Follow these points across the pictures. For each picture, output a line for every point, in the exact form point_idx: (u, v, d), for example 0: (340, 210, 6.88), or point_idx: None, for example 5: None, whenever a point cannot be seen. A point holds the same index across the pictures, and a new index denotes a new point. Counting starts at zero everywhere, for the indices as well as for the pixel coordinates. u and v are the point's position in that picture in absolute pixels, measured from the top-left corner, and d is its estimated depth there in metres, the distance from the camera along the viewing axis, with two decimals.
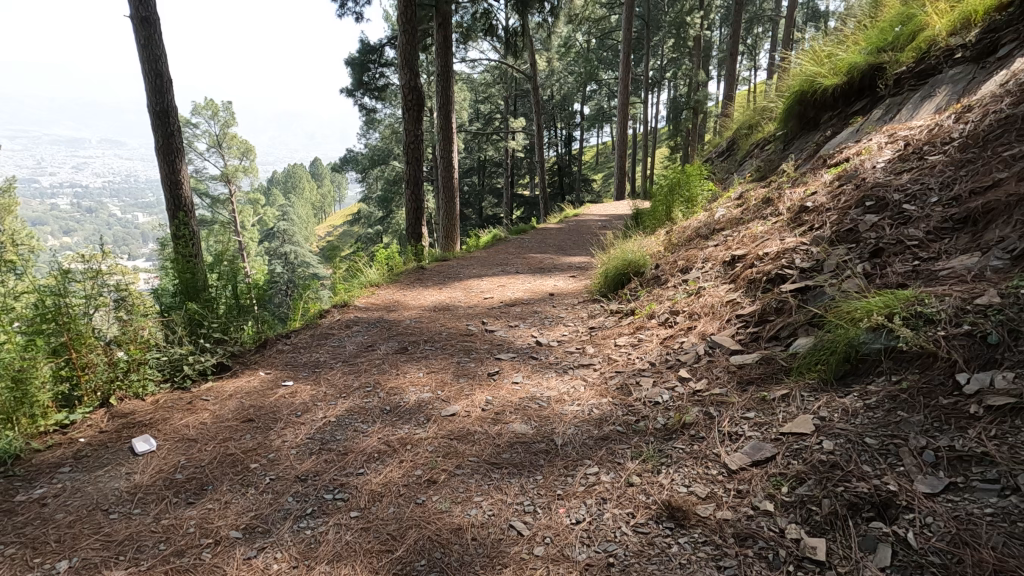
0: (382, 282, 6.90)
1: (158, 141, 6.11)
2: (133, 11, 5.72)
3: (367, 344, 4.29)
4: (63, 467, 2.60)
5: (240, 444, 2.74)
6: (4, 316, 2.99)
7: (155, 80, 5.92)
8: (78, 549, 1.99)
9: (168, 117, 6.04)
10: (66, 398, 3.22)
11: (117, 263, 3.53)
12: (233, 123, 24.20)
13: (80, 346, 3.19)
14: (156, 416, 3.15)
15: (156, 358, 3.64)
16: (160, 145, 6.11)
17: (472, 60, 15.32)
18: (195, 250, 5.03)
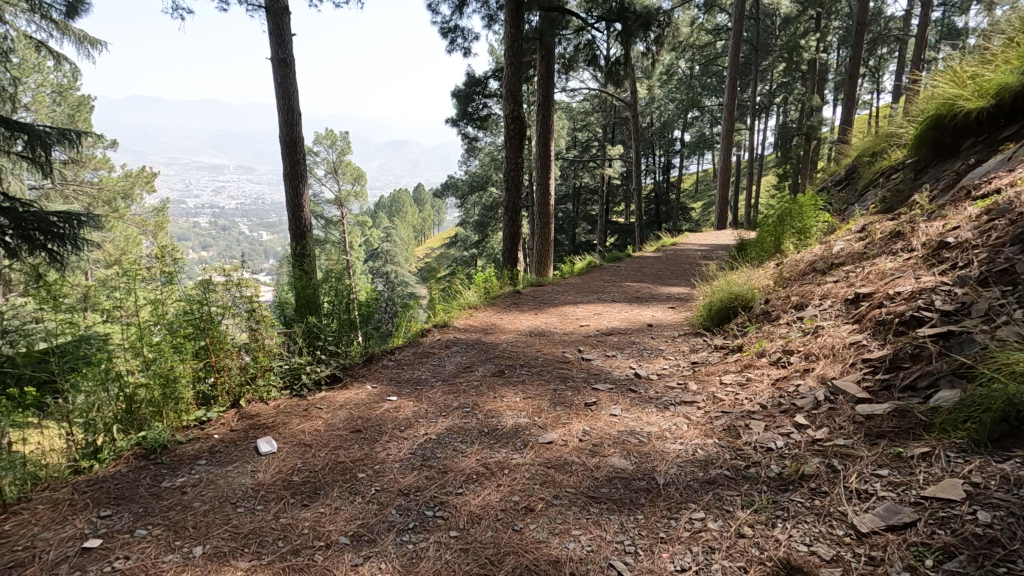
0: (480, 304, 7.08)
1: (286, 169, 6.74)
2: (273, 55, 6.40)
3: (465, 365, 4.39)
4: (200, 460, 2.89)
5: (349, 453, 2.90)
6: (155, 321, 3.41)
7: (287, 115, 6.57)
8: (211, 537, 2.19)
9: (296, 147, 6.66)
10: (205, 397, 3.60)
11: (242, 278, 3.82)
12: (348, 151, 26.25)
13: (218, 351, 3.60)
14: (278, 420, 3.43)
15: (280, 366, 3.97)
16: (287, 172, 6.74)
17: (572, 89, 15.57)
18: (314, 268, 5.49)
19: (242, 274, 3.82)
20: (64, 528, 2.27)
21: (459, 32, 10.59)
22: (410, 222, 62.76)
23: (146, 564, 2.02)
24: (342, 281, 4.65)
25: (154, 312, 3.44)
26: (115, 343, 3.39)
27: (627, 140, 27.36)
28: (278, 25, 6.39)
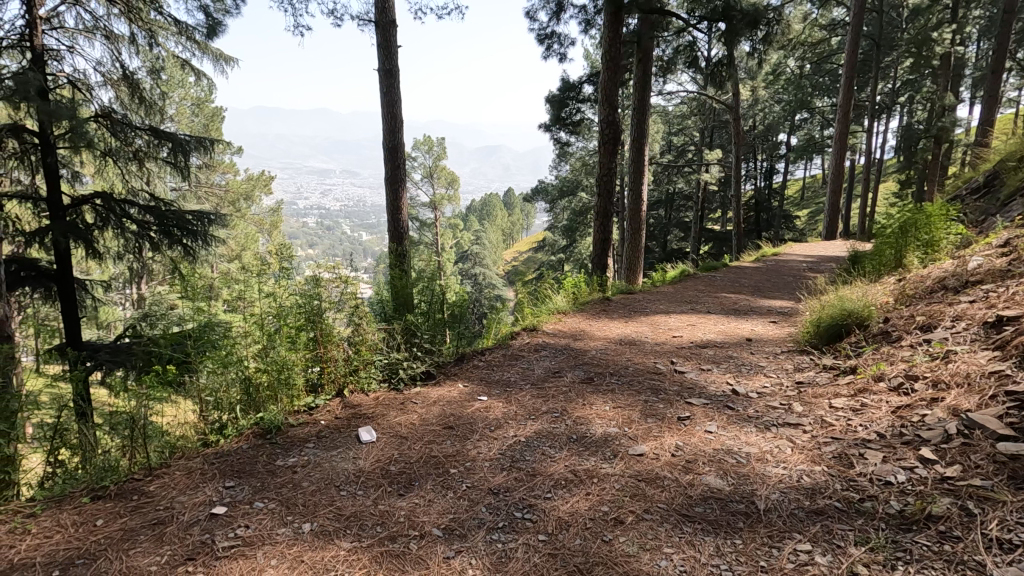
0: (569, 309, 7.06)
1: (388, 173, 7.09)
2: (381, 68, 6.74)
3: (554, 370, 4.40)
4: (309, 443, 3.12)
5: (442, 448, 3.01)
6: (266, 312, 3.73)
7: (390, 124, 6.82)
8: (317, 516, 2.35)
9: (397, 153, 6.97)
10: (314, 385, 3.89)
11: (346, 275, 4.07)
12: (444, 156, 27.17)
13: (326, 343, 3.87)
14: (377, 411, 3.63)
15: (380, 360, 4.20)
16: (389, 177, 7.09)
17: (670, 92, 15.12)
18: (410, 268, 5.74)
19: (346, 272, 4.09)
20: (196, 494, 2.55)
21: (556, 38, 10.66)
22: (499, 225, 64.01)
23: (263, 534, 2.22)
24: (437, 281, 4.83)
25: (271, 305, 3.78)
26: (237, 330, 3.74)
27: (726, 144, 26.12)
28: (386, 38, 6.77)
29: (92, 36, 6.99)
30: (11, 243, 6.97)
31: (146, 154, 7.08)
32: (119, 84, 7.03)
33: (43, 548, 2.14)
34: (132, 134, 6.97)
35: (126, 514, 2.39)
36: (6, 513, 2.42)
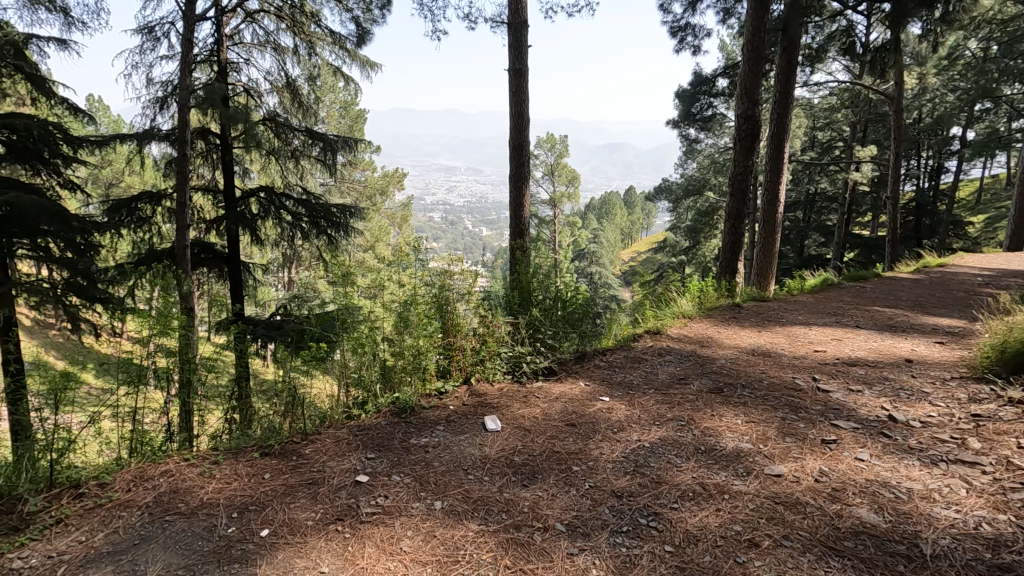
0: (695, 314, 6.74)
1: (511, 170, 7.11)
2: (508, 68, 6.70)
3: (679, 376, 4.23)
4: (439, 426, 3.31)
5: (564, 445, 3.03)
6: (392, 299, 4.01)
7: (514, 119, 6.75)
8: (447, 495, 2.49)
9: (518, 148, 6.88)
10: (444, 371, 4.12)
11: (467, 268, 4.29)
12: (566, 154, 27.02)
13: (454, 332, 4.10)
14: (502, 401, 3.75)
15: (506, 353, 4.33)
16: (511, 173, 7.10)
17: (817, 83, 13.76)
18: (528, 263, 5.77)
19: (463, 264, 4.29)
20: (343, 461, 2.82)
21: (690, 30, 10.19)
22: (619, 224, 62.80)
23: (400, 505, 2.39)
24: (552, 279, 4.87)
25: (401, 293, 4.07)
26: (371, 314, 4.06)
27: (883, 139, 23.27)
28: (517, 38, 6.91)
29: (264, 48, 7.94)
30: (196, 229, 8.17)
31: (301, 152, 7.90)
32: (282, 90, 7.90)
33: (225, 491, 2.50)
34: (290, 134, 7.83)
35: (287, 471, 2.71)
36: (195, 459, 2.86)
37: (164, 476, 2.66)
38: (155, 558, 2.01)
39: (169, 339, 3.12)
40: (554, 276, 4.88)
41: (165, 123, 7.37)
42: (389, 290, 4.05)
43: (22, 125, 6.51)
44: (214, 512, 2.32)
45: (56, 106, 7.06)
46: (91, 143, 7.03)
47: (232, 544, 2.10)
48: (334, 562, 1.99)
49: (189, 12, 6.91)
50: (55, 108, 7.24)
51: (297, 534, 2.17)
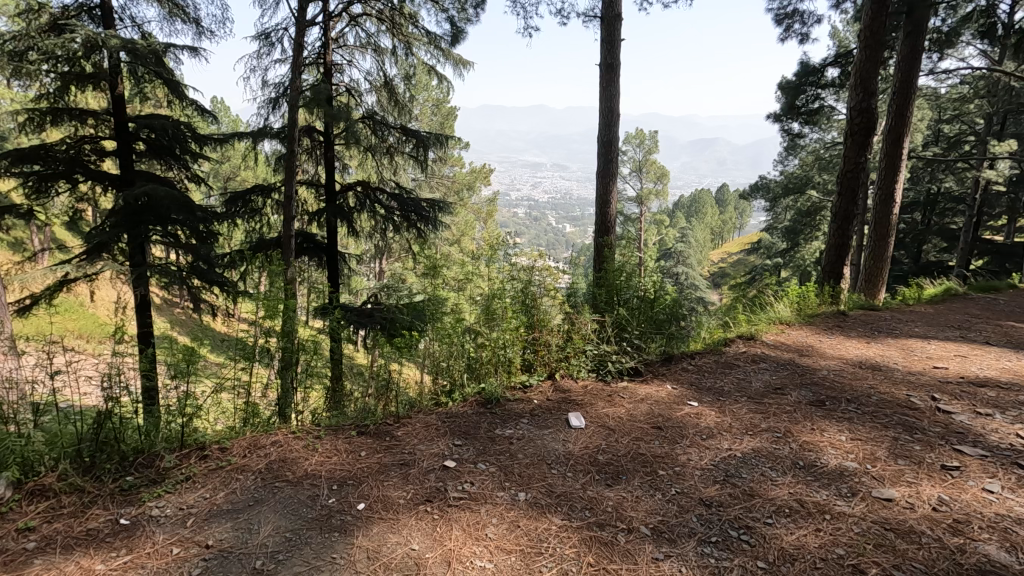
0: (793, 322, 6.32)
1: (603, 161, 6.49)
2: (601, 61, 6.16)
3: (775, 386, 3.99)
4: (523, 419, 3.35)
5: (650, 448, 2.96)
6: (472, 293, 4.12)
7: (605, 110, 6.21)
8: (531, 487, 2.52)
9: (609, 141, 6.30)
10: (528, 365, 4.16)
11: (549, 264, 4.24)
12: (655, 150, 26.09)
13: (539, 328, 4.14)
14: (586, 399, 3.73)
15: (591, 351, 4.30)
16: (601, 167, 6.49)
17: (947, 71, 12.35)
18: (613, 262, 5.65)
19: (547, 261, 4.24)
20: (432, 445, 2.94)
21: (798, 17, 9.52)
22: (709, 224, 60.07)
23: (485, 493, 2.45)
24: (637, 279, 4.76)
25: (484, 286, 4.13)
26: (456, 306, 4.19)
27: None
28: (610, 32, 6.77)
29: (365, 50, 8.36)
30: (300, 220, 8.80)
31: (395, 149, 8.24)
32: (380, 89, 8.28)
33: (327, 465, 2.70)
34: (386, 132, 8.19)
35: (381, 451, 2.87)
36: (299, 433, 3.10)
37: (274, 446, 2.90)
38: (266, 520, 2.21)
39: (274, 322, 3.39)
40: (638, 275, 4.74)
41: (276, 122, 8.00)
42: (475, 284, 4.16)
43: (160, 125, 7.31)
44: (317, 483, 2.51)
45: (187, 107, 7.86)
46: (215, 141, 7.75)
47: (332, 514, 2.26)
48: (423, 541, 2.09)
49: (300, 19, 7.42)
50: (187, 110, 8.07)
51: (390, 511, 2.29)
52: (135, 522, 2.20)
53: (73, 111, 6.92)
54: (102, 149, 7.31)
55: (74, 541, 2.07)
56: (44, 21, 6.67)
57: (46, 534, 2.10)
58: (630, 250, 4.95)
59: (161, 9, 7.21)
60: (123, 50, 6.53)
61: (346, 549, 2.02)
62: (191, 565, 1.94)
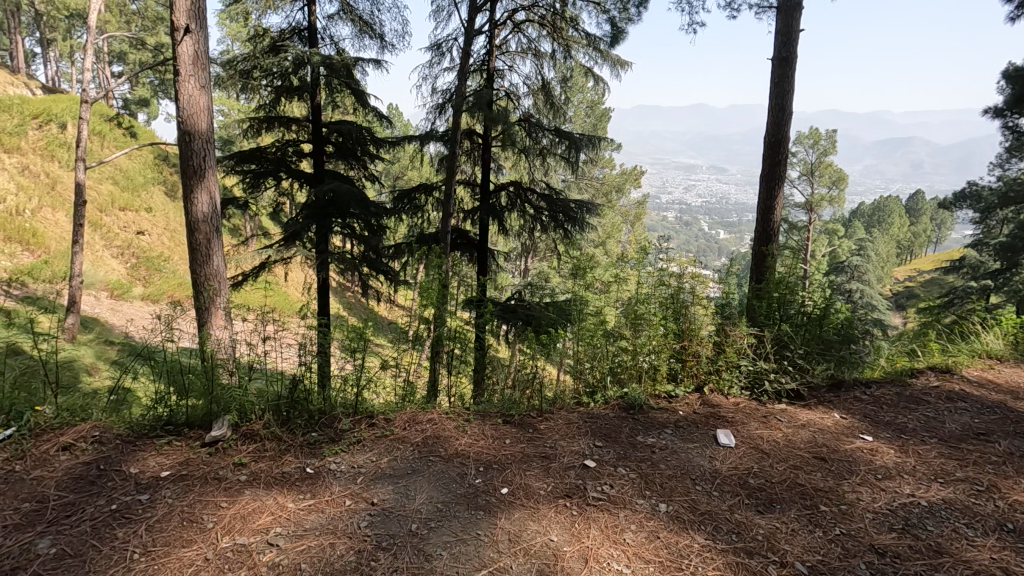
0: (1006, 357, 5.26)
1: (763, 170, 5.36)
2: (776, 51, 5.22)
3: (977, 431, 3.36)
4: (667, 429, 3.26)
5: (811, 479, 2.69)
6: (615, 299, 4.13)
7: (776, 108, 5.20)
8: (672, 500, 2.44)
9: (780, 145, 5.22)
10: (674, 375, 4.03)
11: (698, 272, 4.09)
12: (832, 151, 23.15)
13: (689, 338, 3.97)
14: (738, 417, 3.50)
15: (746, 366, 4.00)
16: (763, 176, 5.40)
17: None
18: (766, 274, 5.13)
19: (697, 268, 4.02)
20: (573, 443, 2.99)
21: None
22: (895, 236, 52.11)
23: (625, 498, 2.43)
24: (800, 293, 4.30)
25: (628, 292, 4.16)
26: (600, 310, 4.18)
27: None
28: None
29: (525, 55, 8.66)
30: (457, 218, 9.41)
31: (548, 150, 8.38)
32: (538, 92, 8.52)
33: (475, 447, 2.89)
34: (541, 134, 8.39)
35: (524, 441, 2.99)
36: (451, 414, 3.35)
37: (429, 423, 3.17)
38: (421, 489, 2.42)
39: (430, 310, 3.69)
40: (806, 290, 4.24)
41: (441, 125, 8.64)
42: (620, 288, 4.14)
43: (347, 130, 8.31)
44: (465, 462, 2.70)
45: (369, 114, 8.82)
46: (390, 143, 8.61)
47: (478, 493, 2.41)
48: (562, 534, 2.14)
49: (468, 28, 7.92)
50: (368, 116, 9.07)
51: (531, 500, 2.38)
52: (318, 472, 2.56)
53: (281, 119, 8.16)
54: (302, 151, 8.52)
55: (272, 480, 2.47)
56: (265, 43, 7.96)
57: (253, 470, 2.54)
58: (797, 261, 4.45)
59: (354, 27, 8.19)
60: (323, 64, 7.54)
61: (489, 528, 2.14)
62: (359, 517, 2.20)
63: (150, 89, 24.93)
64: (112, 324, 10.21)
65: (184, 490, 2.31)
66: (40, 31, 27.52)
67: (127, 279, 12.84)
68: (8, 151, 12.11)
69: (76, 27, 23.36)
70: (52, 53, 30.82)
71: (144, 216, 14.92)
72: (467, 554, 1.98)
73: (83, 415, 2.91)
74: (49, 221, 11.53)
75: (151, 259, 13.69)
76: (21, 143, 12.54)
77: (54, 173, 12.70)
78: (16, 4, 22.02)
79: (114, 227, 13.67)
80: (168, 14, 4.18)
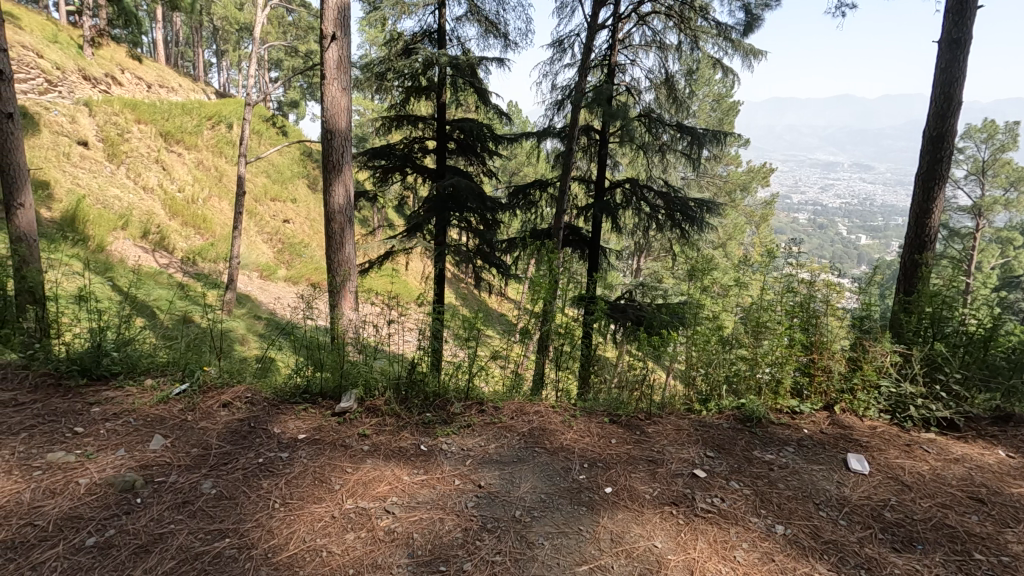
0: None
1: (922, 168, 4.73)
2: (945, 31, 4.55)
3: None
4: (788, 446, 3.02)
5: (965, 522, 2.35)
6: (734, 305, 3.91)
7: (942, 98, 4.55)
8: (791, 523, 2.27)
9: (945, 139, 4.55)
10: (800, 390, 3.73)
11: (833, 280, 3.64)
12: (1012, 147, 19.83)
13: (819, 352, 3.64)
14: (874, 442, 3.15)
15: (886, 387, 3.60)
16: (919, 176, 4.77)
17: None
18: (914, 285, 4.56)
19: (833, 276, 3.66)
20: (683, 450, 2.88)
21: None
22: None
23: (736, 514, 2.30)
24: (958, 309, 3.77)
25: (749, 299, 3.90)
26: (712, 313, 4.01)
27: None
28: None
29: (649, 48, 8.40)
30: (571, 214, 9.41)
31: (668, 146, 8.07)
32: (660, 86, 8.24)
33: (582, 443, 2.89)
34: (661, 129, 8.08)
35: (630, 443, 2.94)
36: (558, 408, 3.38)
37: (536, 415, 3.23)
38: (526, 479, 2.48)
39: (539, 304, 3.73)
40: (968, 307, 3.69)
41: (560, 122, 8.67)
42: (740, 293, 3.91)
43: (469, 127, 8.62)
44: (570, 457, 2.71)
45: (490, 111, 9.09)
46: (508, 139, 8.83)
47: (582, 489, 2.41)
48: (666, 542, 2.08)
49: (592, 23, 7.85)
50: (489, 113, 9.34)
51: (636, 502, 2.34)
52: (431, 450, 2.72)
53: (410, 117, 8.70)
54: (427, 148, 9.01)
55: (391, 452, 2.67)
56: (399, 46, 8.51)
57: (375, 441, 2.76)
58: (959, 273, 3.89)
59: (479, 27, 8.48)
60: (449, 65, 7.89)
61: (591, 525, 2.14)
62: (467, 497, 2.31)
63: (299, 92, 27.78)
64: (260, 301, 11.55)
65: (316, 453, 2.58)
66: (217, 44, 31.76)
67: (274, 262, 14.40)
68: (188, 148, 14.14)
69: (244, 38, 26.65)
70: (225, 63, 35.47)
71: (290, 206, 16.70)
72: (568, 548, 2.00)
73: (238, 378, 3.36)
74: (216, 209, 13.32)
75: (294, 245, 15.28)
76: (198, 141, 14.58)
77: (222, 168, 14.63)
78: (199, 21, 25.59)
79: (266, 215, 15.45)
80: (318, 24, 4.62)
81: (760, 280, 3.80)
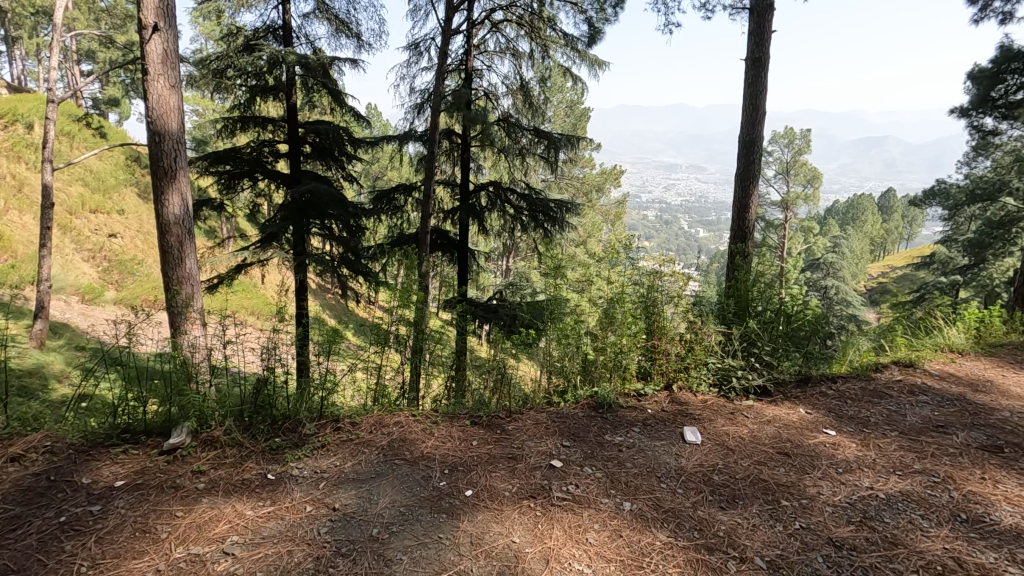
0: (969, 350, 5.60)
1: (739, 167, 5.42)
2: (749, 51, 5.26)
3: (937, 423, 3.47)
4: (635, 427, 3.27)
5: (775, 474, 2.72)
6: (597, 293, 4.08)
7: (751, 107, 5.24)
8: (636, 498, 2.45)
9: (755, 143, 5.26)
10: (645, 372, 4.06)
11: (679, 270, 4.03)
12: (807, 151, 23.49)
13: (661, 335, 4.01)
14: (706, 414, 3.53)
15: (713, 363, 4.05)
16: (738, 176, 5.45)
17: None
18: (733, 270, 5.20)
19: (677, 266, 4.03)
20: (541, 443, 2.98)
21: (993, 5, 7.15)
22: (874, 233, 52.59)
23: (589, 498, 2.43)
24: (773, 289, 4.37)
25: (601, 290, 4.16)
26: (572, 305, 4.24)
27: None
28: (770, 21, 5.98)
29: (504, 54, 8.63)
30: (436, 218, 9.34)
31: (528, 150, 8.33)
32: (516, 92, 8.47)
33: (441, 449, 2.86)
34: (519, 134, 8.30)
35: (491, 442, 2.99)
36: (419, 416, 3.32)
37: (396, 426, 3.14)
38: (384, 493, 2.40)
39: (408, 311, 3.69)
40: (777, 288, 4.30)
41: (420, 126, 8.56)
42: (596, 286, 4.13)
43: (324, 130, 8.17)
44: (430, 465, 2.68)
45: (346, 114, 8.71)
46: (367, 143, 8.53)
47: (442, 496, 2.39)
48: (524, 535, 2.13)
49: (446, 28, 7.86)
50: (345, 116, 8.93)
51: (495, 501, 2.37)
52: (279, 478, 2.52)
53: (257, 119, 7.99)
54: (278, 152, 8.39)
55: (231, 487, 2.42)
56: (239, 41, 7.79)
57: (212, 477, 2.49)
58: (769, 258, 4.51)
59: (330, 26, 8.08)
60: (298, 64, 7.40)
61: (451, 531, 2.13)
62: (319, 523, 2.17)
63: (120, 88, 24.39)
64: (81, 328, 9.95)
65: (138, 500, 2.25)
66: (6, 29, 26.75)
67: (98, 283, 12.49)
68: None
69: (43, 23, 22.81)
70: (20, 52, 30.14)
71: (115, 218, 14.56)
72: (427, 558, 1.96)
73: (35, 425, 2.82)
74: (16, 224, 11.23)
75: (123, 261, 13.39)
76: None
77: (20, 176, 12.34)
78: None
79: (85, 229, 13.33)
80: (136, 11, 4.02)
81: (616, 273, 4.07)
